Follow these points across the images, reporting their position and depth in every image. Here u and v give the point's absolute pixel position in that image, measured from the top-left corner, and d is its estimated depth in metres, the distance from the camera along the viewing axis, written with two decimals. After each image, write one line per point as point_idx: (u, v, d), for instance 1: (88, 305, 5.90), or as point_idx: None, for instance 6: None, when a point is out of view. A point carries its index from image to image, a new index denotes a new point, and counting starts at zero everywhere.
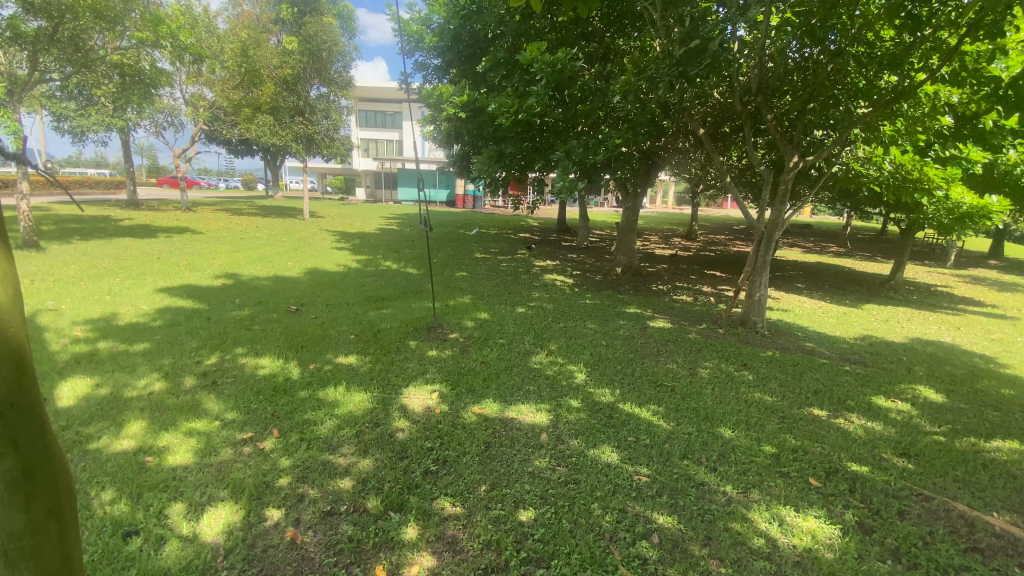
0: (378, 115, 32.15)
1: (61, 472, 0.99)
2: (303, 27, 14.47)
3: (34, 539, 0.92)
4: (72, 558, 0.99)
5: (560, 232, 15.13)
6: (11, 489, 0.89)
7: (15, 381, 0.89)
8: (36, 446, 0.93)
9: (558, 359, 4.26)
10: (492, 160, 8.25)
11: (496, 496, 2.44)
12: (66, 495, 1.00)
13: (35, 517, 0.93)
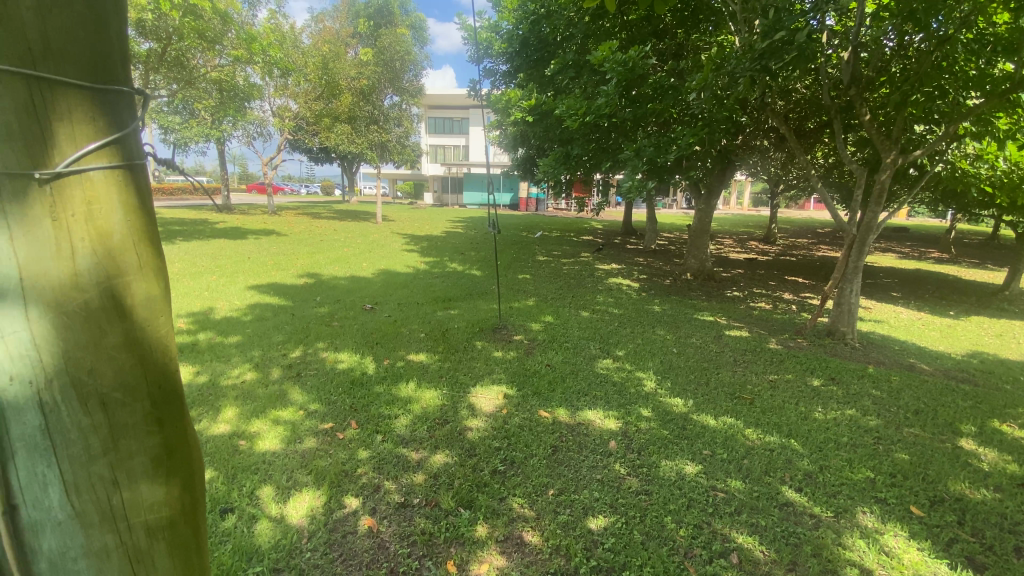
0: (446, 121, 33.28)
1: (195, 451, 0.94)
2: (378, 40, 15.34)
3: (170, 512, 0.86)
4: (198, 538, 0.92)
5: (627, 234, 14.81)
6: (154, 464, 0.83)
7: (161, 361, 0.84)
8: (178, 424, 0.88)
9: (626, 365, 4.15)
10: (559, 161, 8.32)
11: (565, 501, 2.41)
12: (198, 473, 0.94)
13: (172, 489, 0.87)
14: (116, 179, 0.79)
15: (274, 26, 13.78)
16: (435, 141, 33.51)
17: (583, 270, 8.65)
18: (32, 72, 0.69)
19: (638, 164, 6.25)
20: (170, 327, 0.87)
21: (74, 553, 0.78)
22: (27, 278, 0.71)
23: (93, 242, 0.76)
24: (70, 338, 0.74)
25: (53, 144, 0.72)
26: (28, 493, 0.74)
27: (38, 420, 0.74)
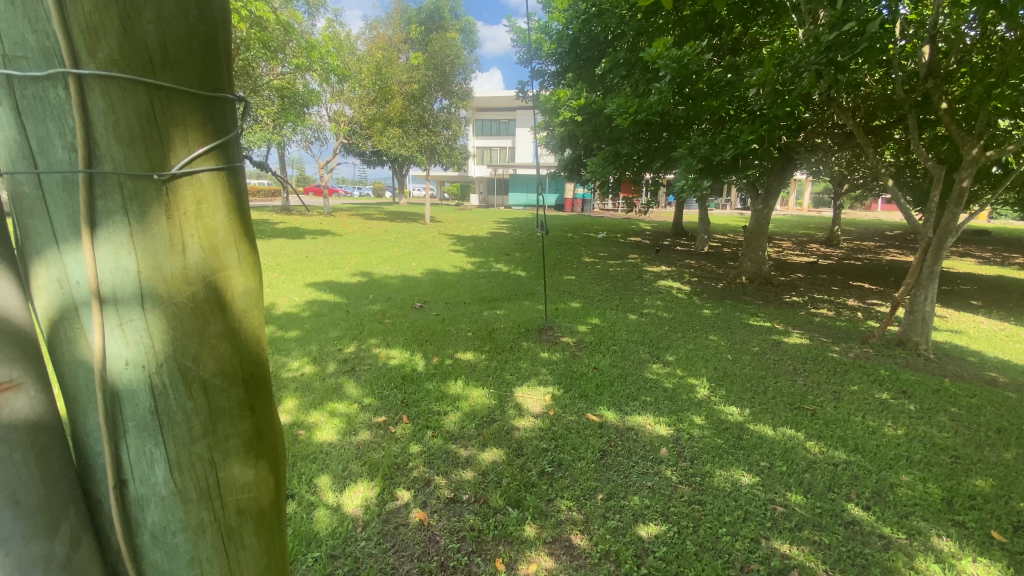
0: (493, 123, 33.67)
1: (282, 440, 0.91)
2: (429, 44, 15.72)
3: (258, 497, 0.83)
4: (279, 524, 0.89)
5: (676, 236, 14.43)
6: (247, 450, 0.81)
7: (255, 351, 0.82)
8: (268, 413, 0.85)
9: (676, 370, 4.04)
10: (608, 160, 8.23)
11: (614, 506, 2.37)
12: (282, 462, 0.91)
13: (261, 473, 0.84)
14: (223, 180, 0.77)
15: (332, 35, 14.41)
16: (481, 143, 33.90)
17: (631, 272, 8.50)
18: (153, 81, 0.68)
19: (692, 162, 6.06)
20: (263, 322, 0.85)
21: (173, 527, 0.76)
22: (142, 269, 0.71)
23: (201, 238, 0.75)
24: (178, 325, 0.73)
25: (170, 149, 0.71)
26: (137, 468, 0.74)
27: (148, 402, 0.73)
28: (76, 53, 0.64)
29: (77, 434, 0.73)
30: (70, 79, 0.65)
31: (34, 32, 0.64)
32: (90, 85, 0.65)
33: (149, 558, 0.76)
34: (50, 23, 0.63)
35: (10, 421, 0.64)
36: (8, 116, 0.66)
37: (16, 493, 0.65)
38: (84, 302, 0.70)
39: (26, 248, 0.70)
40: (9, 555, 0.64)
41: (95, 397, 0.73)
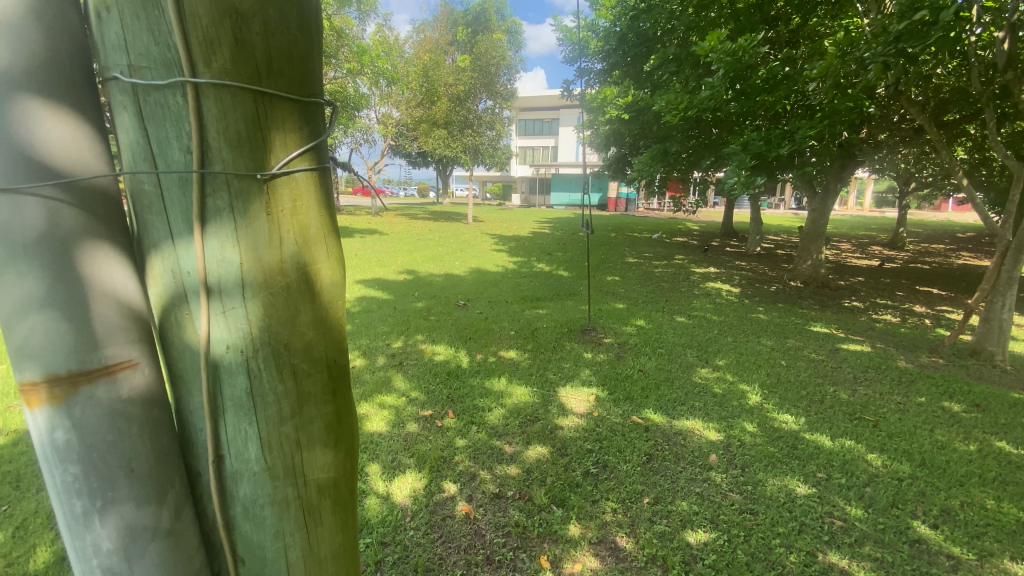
0: (537, 123, 33.68)
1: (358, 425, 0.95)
2: (475, 46, 15.91)
3: (335, 476, 0.88)
4: (351, 503, 0.94)
5: (726, 237, 13.96)
6: (328, 432, 0.86)
7: (337, 340, 0.86)
8: (346, 400, 0.90)
9: (726, 375, 3.92)
10: (656, 158, 8.09)
11: (661, 511, 2.33)
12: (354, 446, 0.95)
13: (338, 454, 0.89)
14: (316, 178, 0.81)
15: (382, 40, 14.83)
16: (524, 142, 33.98)
17: (678, 274, 8.30)
18: (258, 88, 0.71)
19: (745, 158, 5.77)
20: (345, 313, 0.89)
21: (262, 500, 0.81)
22: (245, 260, 0.75)
23: (295, 234, 0.79)
24: (273, 315, 0.77)
25: (270, 149, 0.75)
26: (232, 445, 0.79)
27: (245, 384, 0.78)
28: (193, 62, 0.68)
29: (182, 411, 0.79)
30: (187, 86, 0.69)
31: (158, 44, 0.69)
32: (204, 92, 0.69)
33: (239, 528, 0.81)
34: (171, 35, 0.68)
35: (127, 397, 0.70)
36: (133, 121, 0.72)
37: (131, 462, 0.70)
38: (192, 288, 0.74)
39: (144, 238, 0.75)
40: (124, 517, 0.70)
41: (198, 377, 0.77)
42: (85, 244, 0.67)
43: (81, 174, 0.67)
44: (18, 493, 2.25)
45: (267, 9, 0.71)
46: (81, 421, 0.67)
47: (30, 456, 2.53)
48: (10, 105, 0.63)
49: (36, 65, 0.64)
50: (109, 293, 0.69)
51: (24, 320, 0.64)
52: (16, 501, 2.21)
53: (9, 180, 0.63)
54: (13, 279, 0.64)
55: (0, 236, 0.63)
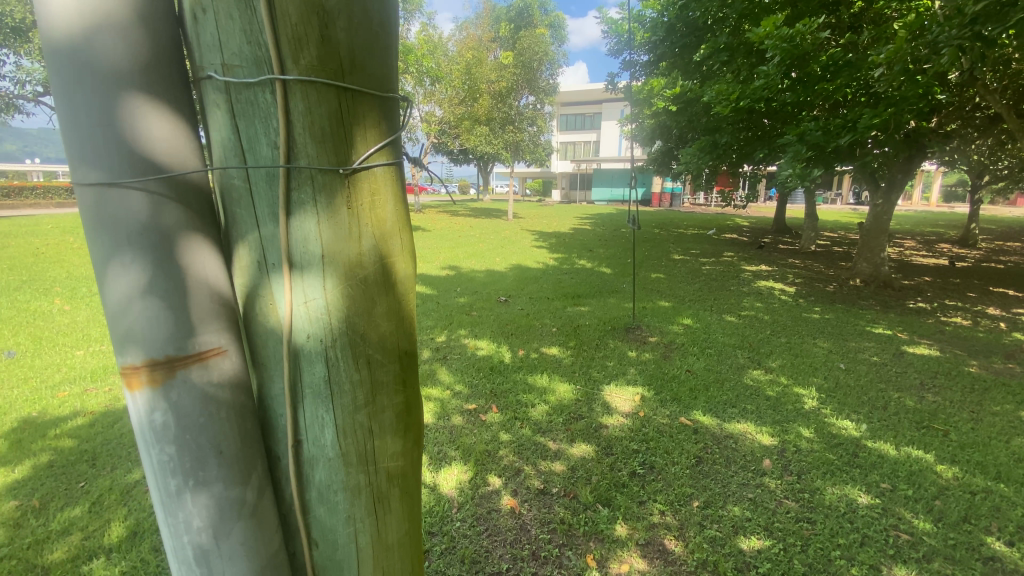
0: (579, 118, 33.35)
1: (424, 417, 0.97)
2: (518, 42, 15.89)
3: (403, 465, 0.90)
4: (416, 493, 0.96)
5: (777, 233, 13.38)
6: (398, 422, 0.88)
7: (408, 330, 0.87)
8: (414, 390, 0.91)
9: (780, 378, 3.76)
10: (704, 151, 7.85)
11: (712, 515, 2.27)
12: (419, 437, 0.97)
13: (406, 444, 0.90)
14: (393, 173, 0.83)
15: (426, 39, 15.04)
16: (566, 138, 33.70)
17: (726, 271, 8.03)
18: (342, 84, 0.73)
19: (800, 149, 5.50)
20: (414, 306, 0.90)
21: (336, 486, 0.84)
22: (327, 251, 0.77)
23: (374, 227, 0.81)
24: (351, 306, 0.80)
25: (353, 145, 0.77)
26: (310, 431, 0.81)
27: (323, 372, 0.80)
28: (282, 60, 0.70)
29: (265, 397, 0.82)
30: (276, 84, 0.71)
31: (250, 43, 0.71)
32: (292, 89, 0.71)
33: (315, 512, 0.84)
34: (261, 33, 0.70)
35: (217, 382, 0.74)
36: (226, 119, 0.75)
37: (220, 444, 0.73)
38: (277, 278, 0.77)
39: (233, 231, 0.79)
40: (214, 496, 0.74)
41: (280, 365, 0.80)
42: (183, 235, 0.71)
43: (179, 169, 0.71)
44: (94, 471, 2.43)
45: (351, 7, 0.72)
46: (177, 404, 0.71)
47: (105, 436, 2.73)
48: (118, 101, 0.66)
49: (140, 62, 0.67)
50: (202, 282, 0.72)
51: (128, 306, 0.69)
52: (93, 478, 2.39)
53: (115, 173, 0.66)
54: (120, 266, 0.68)
55: (110, 227, 0.67)
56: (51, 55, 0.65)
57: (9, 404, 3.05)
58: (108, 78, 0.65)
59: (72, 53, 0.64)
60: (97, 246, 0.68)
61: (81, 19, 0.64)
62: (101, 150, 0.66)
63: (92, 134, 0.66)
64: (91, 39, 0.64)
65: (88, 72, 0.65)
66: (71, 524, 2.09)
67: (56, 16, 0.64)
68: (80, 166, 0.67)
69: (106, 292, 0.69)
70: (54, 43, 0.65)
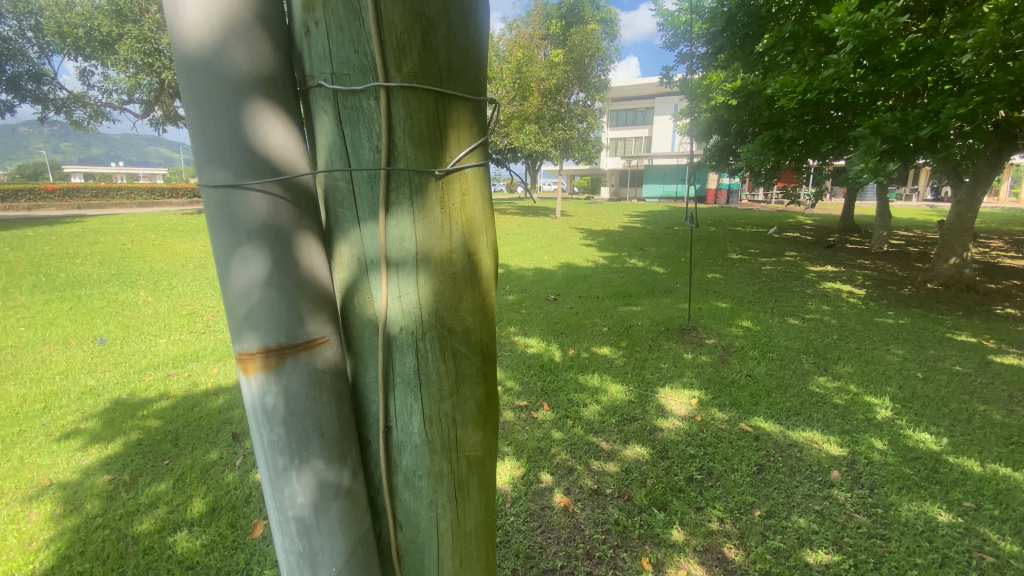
0: (630, 114, 32.75)
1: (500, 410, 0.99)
2: (569, 39, 15.79)
3: (482, 454, 0.93)
4: (492, 483, 0.98)
5: (845, 231, 12.58)
6: (480, 414, 0.90)
7: (490, 324, 0.89)
8: (494, 384, 0.94)
9: (850, 386, 3.54)
10: (766, 146, 7.50)
11: (774, 525, 2.18)
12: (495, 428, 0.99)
13: (486, 434, 0.93)
14: (482, 174, 0.86)
15: None
16: (616, 134, 33.17)
17: (788, 272, 7.64)
18: (440, 89, 0.76)
19: (874, 142, 5.11)
20: (495, 303, 0.92)
21: (420, 472, 0.88)
22: (421, 248, 0.81)
23: (463, 225, 0.84)
24: (442, 300, 0.83)
25: (447, 148, 0.80)
26: (400, 418, 0.86)
27: (413, 364, 0.84)
28: (387, 68, 0.74)
29: (358, 384, 0.87)
30: (381, 90, 0.75)
31: (357, 52, 0.75)
32: (395, 95, 0.75)
33: (401, 496, 0.88)
34: (369, 43, 0.74)
35: (320, 368, 0.79)
36: (332, 124, 0.79)
37: (322, 428, 0.79)
38: (376, 273, 0.82)
39: (334, 228, 0.83)
40: (314, 475, 0.79)
41: (373, 355, 0.85)
42: (295, 233, 0.76)
43: (291, 171, 0.76)
44: (177, 450, 2.64)
45: (451, 14, 0.75)
46: (285, 388, 0.76)
47: (184, 419, 2.95)
48: (242, 107, 0.71)
49: (258, 71, 0.72)
50: (309, 275, 0.77)
51: (247, 296, 0.74)
52: (176, 456, 2.60)
53: (236, 174, 0.72)
54: (240, 261, 0.74)
55: (233, 224, 0.73)
56: (183, 66, 0.71)
57: (103, 386, 3.36)
58: (231, 86, 0.70)
59: (202, 62, 0.70)
60: (221, 243, 0.74)
61: (208, 30, 0.69)
62: (224, 152, 0.72)
63: (217, 137, 0.72)
64: (217, 50, 0.69)
65: (215, 81, 0.70)
66: (158, 498, 2.28)
67: (188, 28, 0.70)
68: (206, 168, 0.73)
69: (229, 284, 0.75)
70: (185, 54, 0.71)
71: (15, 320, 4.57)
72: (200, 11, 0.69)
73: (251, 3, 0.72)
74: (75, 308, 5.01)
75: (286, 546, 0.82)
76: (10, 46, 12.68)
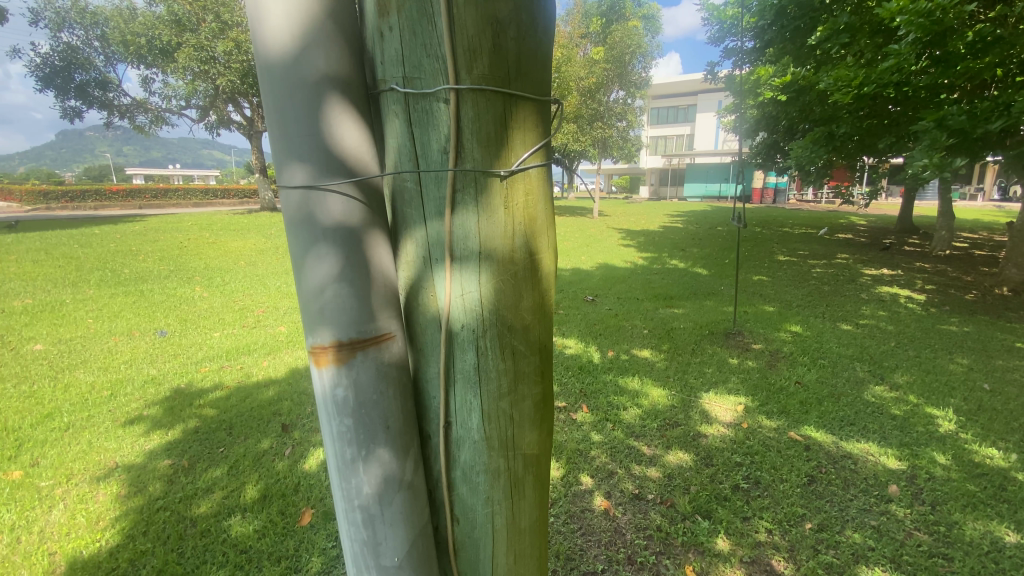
0: (671, 111, 32.10)
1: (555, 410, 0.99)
2: (609, 36, 15.62)
3: (537, 453, 0.93)
4: (546, 482, 0.98)
5: (903, 232, 11.89)
6: (536, 412, 0.91)
7: (547, 322, 0.90)
8: (550, 383, 0.94)
9: (909, 397, 3.34)
10: (818, 142, 7.18)
11: (826, 540, 2.09)
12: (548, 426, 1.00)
13: (541, 432, 0.94)
14: (545, 174, 0.86)
15: None
16: (656, 132, 32.59)
17: (840, 275, 7.29)
18: (507, 91, 0.77)
19: (938, 137, 4.80)
20: (552, 303, 0.92)
21: (478, 468, 0.89)
22: (484, 247, 0.82)
23: (524, 224, 0.84)
24: (503, 299, 0.84)
25: (512, 148, 0.81)
26: (459, 414, 0.87)
27: (474, 361, 0.85)
28: (457, 71, 0.76)
29: (420, 379, 0.89)
30: (450, 93, 0.76)
31: (429, 56, 0.77)
32: (464, 97, 0.76)
33: (459, 490, 0.90)
34: (441, 46, 0.76)
35: (386, 363, 0.82)
36: (402, 126, 0.82)
37: (387, 421, 0.82)
38: (440, 271, 0.83)
39: (400, 227, 0.86)
40: (379, 467, 0.82)
41: (436, 351, 0.87)
42: (366, 232, 0.79)
43: (362, 172, 0.78)
44: (230, 438, 2.77)
45: (520, 15, 0.76)
46: (354, 381, 0.79)
47: (238, 409, 3.10)
48: (320, 109, 0.74)
49: (334, 76, 0.75)
50: (378, 273, 0.80)
51: (320, 291, 0.77)
52: (230, 444, 2.73)
53: (313, 174, 0.75)
54: (315, 258, 0.77)
55: (309, 222, 0.76)
56: (266, 74, 0.75)
57: (163, 376, 3.58)
58: (309, 91, 0.73)
59: (283, 68, 0.73)
60: (298, 242, 0.78)
61: (289, 38, 0.73)
62: (301, 153, 0.75)
63: (296, 139, 0.75)
64: (297, 57, 0.73)
65: (295, 86, 0.73)
66: (215, 483, 2.41)
67: (271, 35, 0.73)
68: (285, 169, 0.77)
69: (304, 280, 0.78)
70: (268, 62, 0.74)
71: (85, 312, 4.91)
72: (281, 18, 0.72)
73: (329, 11, 0.75)
74: (138, 302, 5.35)
75: (351, 534, 0.85)
76: (78, 55, 13.86)
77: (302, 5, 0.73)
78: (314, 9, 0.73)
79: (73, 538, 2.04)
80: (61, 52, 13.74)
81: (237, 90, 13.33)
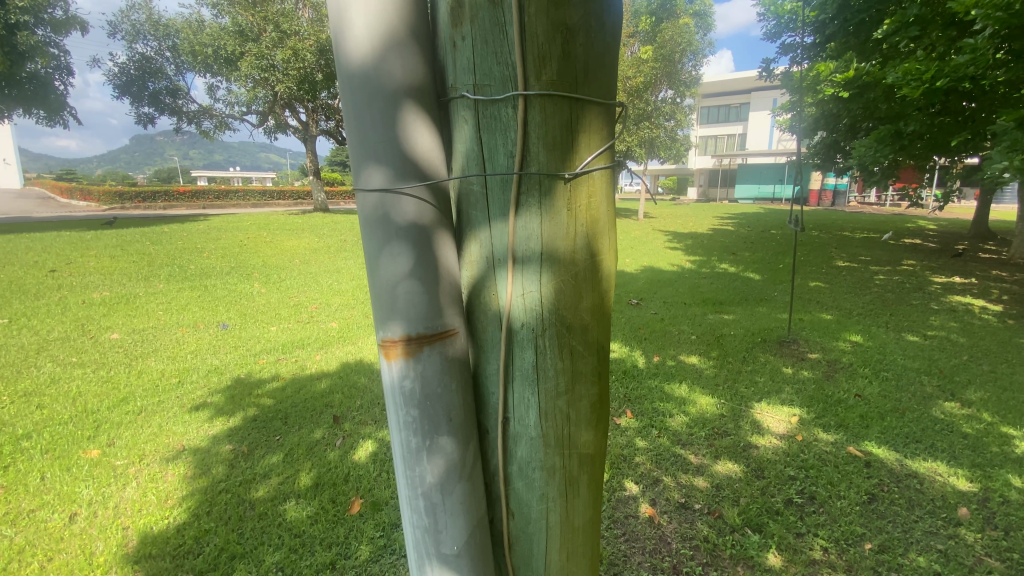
0: (722, 110, 31.10)
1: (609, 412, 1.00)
2: (659, 33, 15.30)
3: (591, 451, 0.94)
4: (598, 482, 0.99)
5: (978, 238, 11.01)
6: (592, 411, 0.92)
7: (605, 321, 0.90)
8: (605, 383, 0.94)
9: (984, 415, 3.10)
10: (884, 141, 6.77)
11: (888, 562, 1.97)
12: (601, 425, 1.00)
13: (594, 431, 0.94)
14: (609, 176, 0.87)
15: None
16: (706, 132, 31.67)
17: (906, 283, 6.84)
18: (575, 95, 0.79)
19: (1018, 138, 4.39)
20: (610, 304, 0.92)
21: (534, 464, 0.90)
22: (547, 248, 0.84)
23: (586, 226, 0.85)
24: (564, 299, 0.85)
25: (577, 152, 0.82)
26: (517, 411, 0.89)
27: (533, 359, 0.87)
28: (527, 78, 0.78)
29: (480, 374, 0.91)
30: (519, 98, 0.79)
31: (500, 63, 0.79)
32: (532, 102, 0.78)
33: (515, 485, 0.92)
34: (511, 52, 0.78)
35: (451, 357, 0.85)
36: (471, 132, 0.85)
37: (451, 413, 0.85)
38: (503, 271, 0.86)
39: (465, 227, 0.89)
40: (441, 456, 0.84)
41: (496, 349, 0.89)
42: (434, 231, 0.82)
43: (432, 175, 0.81)
44: (286, 428, 2.91)
45: (589, 21, 0.77)
46: (421, 374, 0.82)
47: (292, 400, 3.25)
48: (396, 113, 0.78)
49: (409, 83, 0.79)
50: (443, 272, 0.83)
51: (392, 287, 0.81)
52: (286, 432, 2.87)
53: (389, 177, 0.79)
54: (389, 256, 0.81)
55: (384, 222, 0.80)
56: (347, 82, 0.80)
57: (225, 366, 3.80)
58: (387, 98, 0.77)
59: (364, 77, 0.77)
60: (372, 240, 0.82)
61: (370, 48, 0.77)
62: (377, 154, 0.79)
63: (373, 142, 0.79)
64: (378, 66, 0.77)
65: (374, 93, 0.77)
66: (271, 469, 2.54)
67: (354, 45, 0.77)
68: (362, 171, 0.81)
69: (377, 275, 0.82)
70: (349, 70, 0.79)
71: (156, 305, 5.28)
72: (363, 28, 0.76)
73: (406, 20, 0.78)
74: (202, 296, 5.69)
75: (413, 521, 0.88)
76: (151, 65, 14.93)
77: (382, 17, 0.77)
78: (393, 20, 0.77)
79: (145, 514, 2.21)
80: (137, 62, 14.84)
81: (293, 95, 13.97)
